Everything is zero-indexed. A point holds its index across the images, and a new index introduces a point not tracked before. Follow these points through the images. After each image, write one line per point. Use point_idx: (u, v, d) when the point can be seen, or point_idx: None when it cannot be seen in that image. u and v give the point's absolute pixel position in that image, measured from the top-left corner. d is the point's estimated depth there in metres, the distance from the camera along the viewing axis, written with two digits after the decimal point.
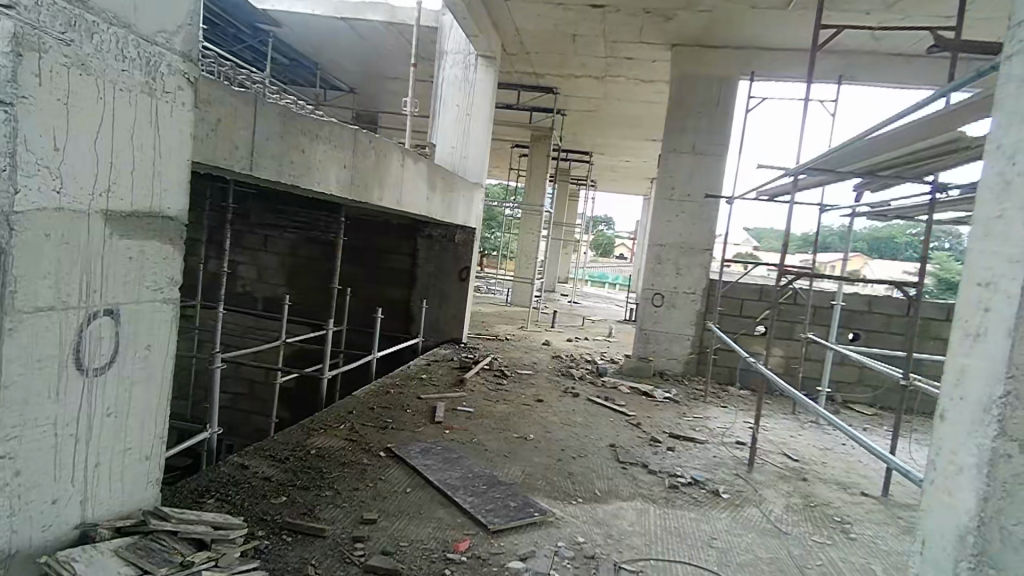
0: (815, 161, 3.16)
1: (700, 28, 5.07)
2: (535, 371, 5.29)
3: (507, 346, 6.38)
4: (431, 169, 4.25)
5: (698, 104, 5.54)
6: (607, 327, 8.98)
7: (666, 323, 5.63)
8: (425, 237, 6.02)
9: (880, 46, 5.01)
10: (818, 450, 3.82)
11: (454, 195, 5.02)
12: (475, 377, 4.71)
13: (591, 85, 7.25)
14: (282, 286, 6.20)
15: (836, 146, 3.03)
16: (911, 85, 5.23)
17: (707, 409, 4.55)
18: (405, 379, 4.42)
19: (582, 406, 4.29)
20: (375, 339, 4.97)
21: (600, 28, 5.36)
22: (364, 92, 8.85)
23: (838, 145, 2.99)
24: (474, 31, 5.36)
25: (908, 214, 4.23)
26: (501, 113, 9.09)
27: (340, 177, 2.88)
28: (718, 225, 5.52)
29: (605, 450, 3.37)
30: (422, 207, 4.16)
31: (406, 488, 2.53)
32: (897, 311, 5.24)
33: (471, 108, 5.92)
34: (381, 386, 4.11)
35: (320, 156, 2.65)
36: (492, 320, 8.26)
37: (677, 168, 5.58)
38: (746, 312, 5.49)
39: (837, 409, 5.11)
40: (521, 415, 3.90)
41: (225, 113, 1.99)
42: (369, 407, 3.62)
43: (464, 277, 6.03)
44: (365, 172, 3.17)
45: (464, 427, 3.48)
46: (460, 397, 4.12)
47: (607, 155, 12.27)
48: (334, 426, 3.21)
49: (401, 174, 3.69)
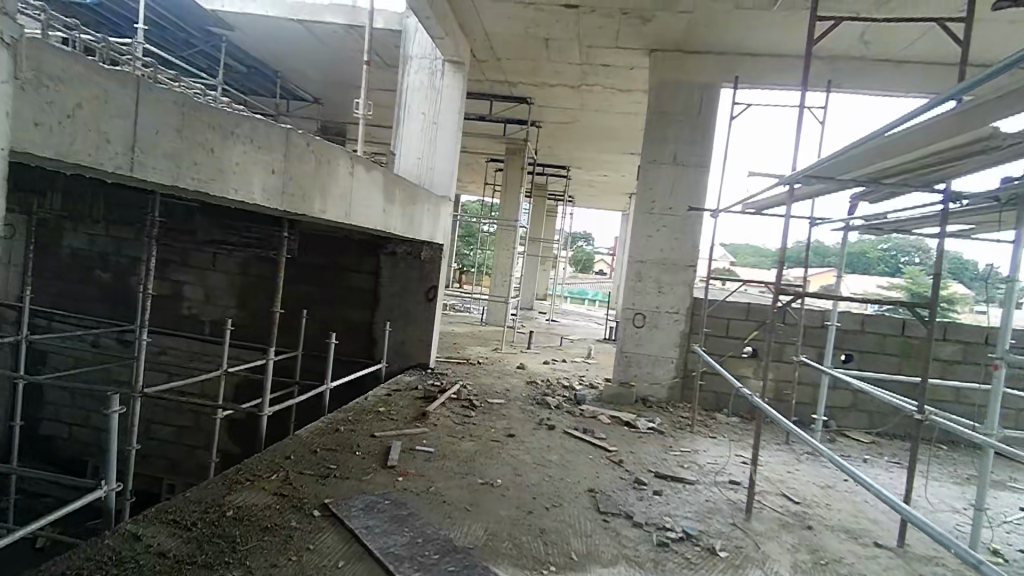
0: (811, 169, 2.80)
1: (679, 31, 4.77)
2: (507, 400, 4.84)
3: (478, 370, 5.94)
4: (388, 178, 3.84)
5: (678, 113, 5.22)
6: (586, 348, 8.59)
7: (648, 344, 5.25)
8: (389, 254, 5.57)
9: (869, 52, 4.76)
10: (819, 489, 3.45)
11: (418, 209, 4.59)
12: (440, 409, 4.24)
13: (567, 95, 6.93)
14: (233, 308, 5.71)
15: (835, 155, 2.66)
16: (900, 92, 5.01)
17: (694, 441, 4.15)
18: (359, 413, 3.94)
19: (558, 441, 3.86)
20: (328, 367, 4.49)
21: (574, 31, 5.02)
22: (329, 102, 8.43)
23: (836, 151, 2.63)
24: (440, 32, 4.98)
25: (906, 226, 3.92)
26: (474, 124, 8.71)
27: (268, 185, 2.44)
28: (701, 240, 5.18)
29: (583, 497, 2.94)
30: (378, 221, 3.74)
31: (337, 561, 2.06)
32: (891, 330, 4.95)
33: (436, 116, 5.53)
34: (329, 423, 3.63)
35: (237, 158, 2.22)
36: (465, 341, 7.81)
37: (657, 180, 5.24)
38: (733, 333, 5.14)
39: (833, 437, 4.76)
40: (489, 454, 3.45)
41: (88, 97, 1.55)
42: (311, 450, 3.14)
43: (431, 296, 5.58)
44: (303, 179, 2.73)
45: (420, 472, 3.02)
46: (420, 433, 3.66)
47: (584, 170, 11.96)
48: (264, 476, 2.73)
49: (351, 183, 3.26)
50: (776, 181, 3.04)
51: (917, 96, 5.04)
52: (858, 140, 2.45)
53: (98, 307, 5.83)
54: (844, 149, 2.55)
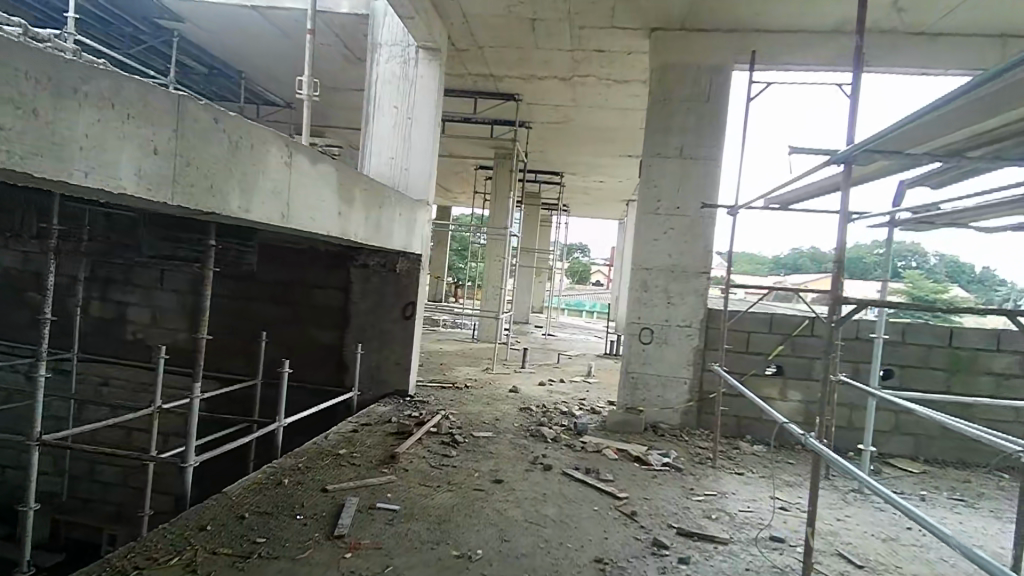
0: (872, 142, 2.15)
1: (683, 6, 4.17)
2: (498, 432, 4.16)
3: (466, 396, 5.26)
4: (344, 173, 3.19)
5: (684, 100, 4.60)
6: (585, 364, 7.92)
7: (657, 364, 4.58)
8: (360, 266, 4.87)
9: (902, 24, 4.17)
10: (883, 545, 2.77)
11: (387, 212, 3.93)
12: (413, 448, 3.55)
13: (559, 89, 6.33)
14: (184, 332, 5.03)
15: (895, 126, 2.03)
16: (937, 70, 4.42)
17: (719, 481, 3.49)
18: (313, 458, 3.25)
19: (557, 487, 3.18)
20: (281, 403, 3.80)
21: (562, 9, 4.42)
22: (301, 105, 7.82)
23: (907, 115, 1.97)
24: (411, 13, 4.36)
25: (962, 219, 3.34)
26: (460, 126, 8.10)
27: (145, 169, 1.78)
28: (716, 243, 4.54)
29: (589, 573, 2.26)
30: (331, 225, 3.08)
31: None
32: (936, 340, 4.34)
33: (411, 111, 4.90)
34: (273, 474, 2.94)
35: (87, 128, 1.56)
36: (453, 361, 7.12)
37: (662, 176, 4.60)
38: (753, 348, 4.51)
39: (877, 467, 4.11)
40: (470, 510, 2.77)
41: None
42: (239, 516, 2.46)
43: (409, 314, 4.91)
44: (210, 164, 2.07)
45: (378, 542, 2.34)
46: (386, 483, 2.98)
47: (579, 176, 11.38)
48: (162, 561, 2.05)
49: (288, 176, 2.59)
50: (826, 162, 2.38)
51: (955, 75, 4.44)
52: (931, 105, 1.81)
53: (31, 334, 5.14)
54: (911, 117, 1.91)
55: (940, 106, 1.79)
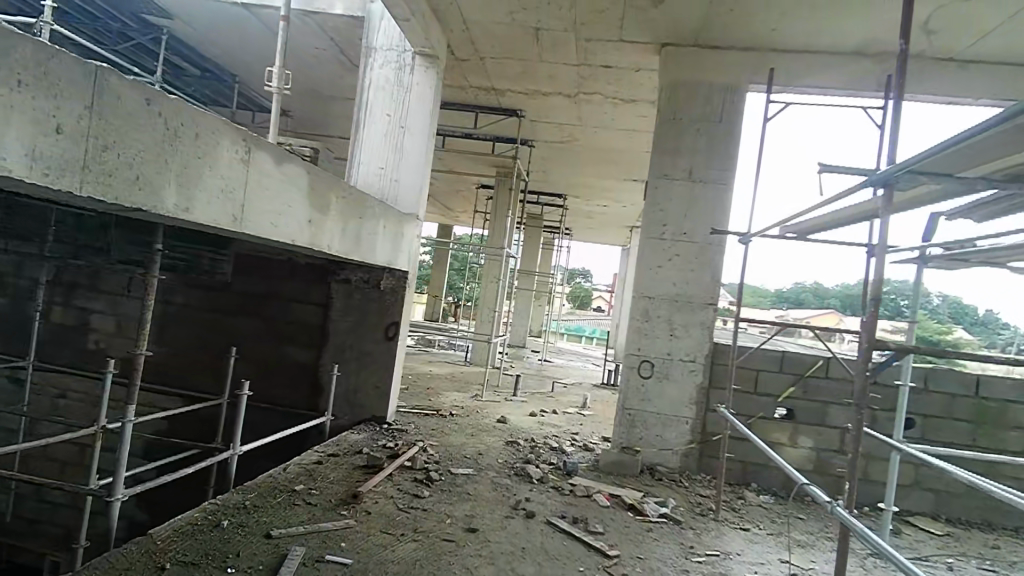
0: (917, 161, 1.82)
1: (696, 19, 3.89)
2: (479, 469, 3.79)
3: (450, 425, 4.89)
4: (317, 178, 2.88)
5: (695, 120, 4.30)
6: (581, 394, 7.55)
7: (657, 400, 4.23)
8: (341, 281, 4.53)
9: (930, 48, 3.90)
10: None
11: (368, 224, 3.62)
12: (381, 486, 3.18)
13: (563, 106, 6.07)
14: (150, 343, 4.70)
15: (941, 146, 1.71)
16: (967, 99, 4.13)
17: (721, 538, 3.12)
18: (264, 495, 2.88)
19: (539, 540, 2.80)
20: (238, 427, 3.43)
21: (568, 18, 4.16)
22: (298, 113, 7.62)
23: (959, 134, 1.65)
24: (407, 15, 4.10)
25: (999, 258, 3.02)
26: (461, 142, 7.86)
27: (41, 148, 1.45)
28: (724, 273, 4.21)
29: None
30: (299, 234, 2.76)
31: None
32: (961, 389, 3.98)
33: (404, 119, 4.62)
34: (214, 514, 2.58)
35: None
36: (442, 386, 6.76)
37: (669, 199, 4.30)
38: (762, 388, 4.16)
39: (896, 528, 3.72)
40: (437, 567, 2.40)
41: None
42: (161, 566, 2.10)
43: (392, 334, 4.50)
44: (138, 152, 1.75)
45: None
46: (343, 529, 2.60)
47: (583, 199, 11.14)
48: None
49: (245, 174, 2.28)
50: (861, 185, 2.06)
51: (985, 105, 4.16)
52: (996, 119, 1.47)
53: None
54: (969, 133, 1.57)
55: (1012, 118, 1.45)
